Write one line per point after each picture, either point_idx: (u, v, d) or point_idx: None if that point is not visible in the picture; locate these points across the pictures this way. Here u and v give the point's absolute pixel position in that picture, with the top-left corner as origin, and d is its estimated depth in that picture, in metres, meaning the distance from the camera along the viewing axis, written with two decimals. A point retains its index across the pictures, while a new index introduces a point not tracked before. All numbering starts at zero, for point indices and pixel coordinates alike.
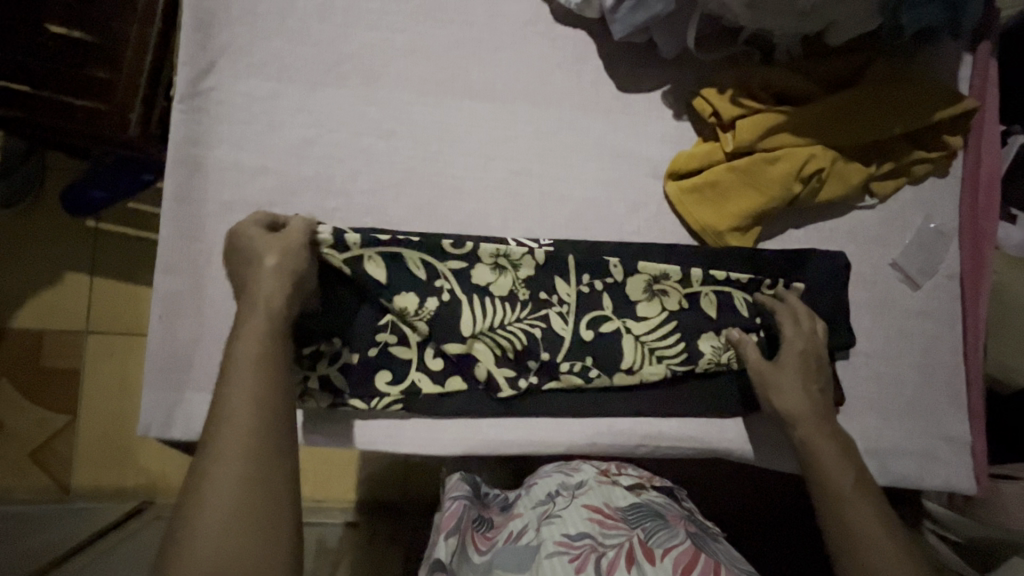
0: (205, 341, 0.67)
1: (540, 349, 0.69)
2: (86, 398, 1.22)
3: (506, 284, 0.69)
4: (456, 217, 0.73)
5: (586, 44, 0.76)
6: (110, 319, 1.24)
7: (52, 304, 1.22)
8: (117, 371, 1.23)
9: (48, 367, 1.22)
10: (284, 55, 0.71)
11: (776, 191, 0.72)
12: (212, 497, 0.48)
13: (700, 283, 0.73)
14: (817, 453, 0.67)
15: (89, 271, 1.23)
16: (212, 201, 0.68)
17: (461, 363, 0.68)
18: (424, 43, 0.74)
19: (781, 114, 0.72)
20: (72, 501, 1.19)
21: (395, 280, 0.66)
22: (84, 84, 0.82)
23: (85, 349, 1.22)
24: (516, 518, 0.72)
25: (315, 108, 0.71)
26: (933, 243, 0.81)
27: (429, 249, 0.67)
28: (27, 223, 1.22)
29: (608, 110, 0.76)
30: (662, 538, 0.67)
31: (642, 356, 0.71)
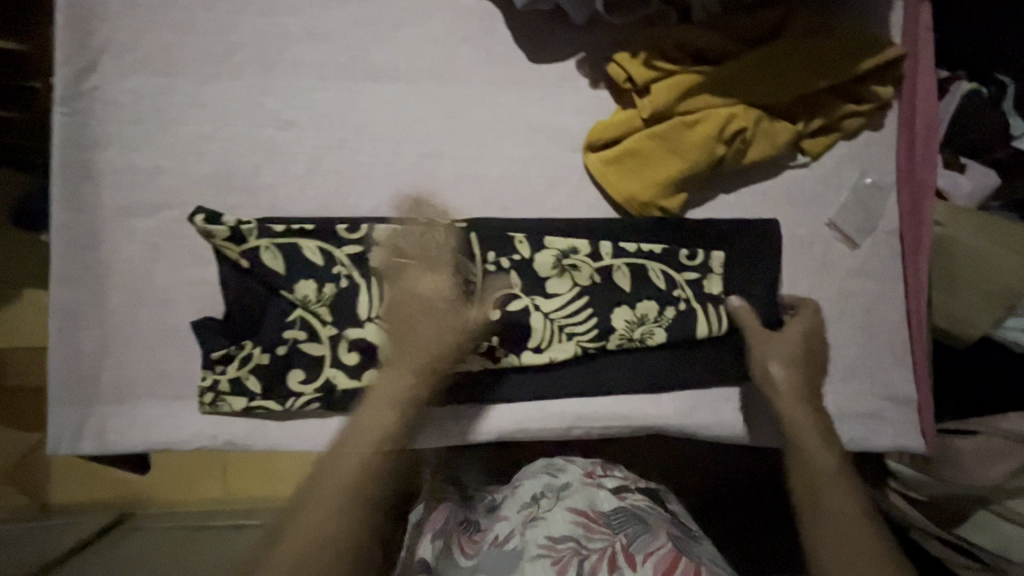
0: (111, 353, 0.65)
1: None
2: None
3: (404, 266, 0.68)
4: (368, 207, 0.70)
5: (495, 14, 0.72)
6: None
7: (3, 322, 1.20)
8: None
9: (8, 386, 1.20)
10: (170, 47, 0.67)
11: (696, 156, 0.69)
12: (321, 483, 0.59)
13: (611, 257, 0.71)
14: (799, 428, 0.69)
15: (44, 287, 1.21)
16: (107, 207, 0.65)
17: (373, 354, 0.67)
18: (322, 25, 0.69)
19: (698, 75, 0.69)
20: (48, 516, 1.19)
21: (294, 269, 0.66)
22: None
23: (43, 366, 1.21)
24: (501, 524, 0.69)
25: (208, 101, 0.67)
26: (869, 199, 0.78)
27: (323, 234, 0.67)
28: None
29: (521, 83, 0.72)
30: (644, 542, 0.64)
31: (551, 333, 0.70)
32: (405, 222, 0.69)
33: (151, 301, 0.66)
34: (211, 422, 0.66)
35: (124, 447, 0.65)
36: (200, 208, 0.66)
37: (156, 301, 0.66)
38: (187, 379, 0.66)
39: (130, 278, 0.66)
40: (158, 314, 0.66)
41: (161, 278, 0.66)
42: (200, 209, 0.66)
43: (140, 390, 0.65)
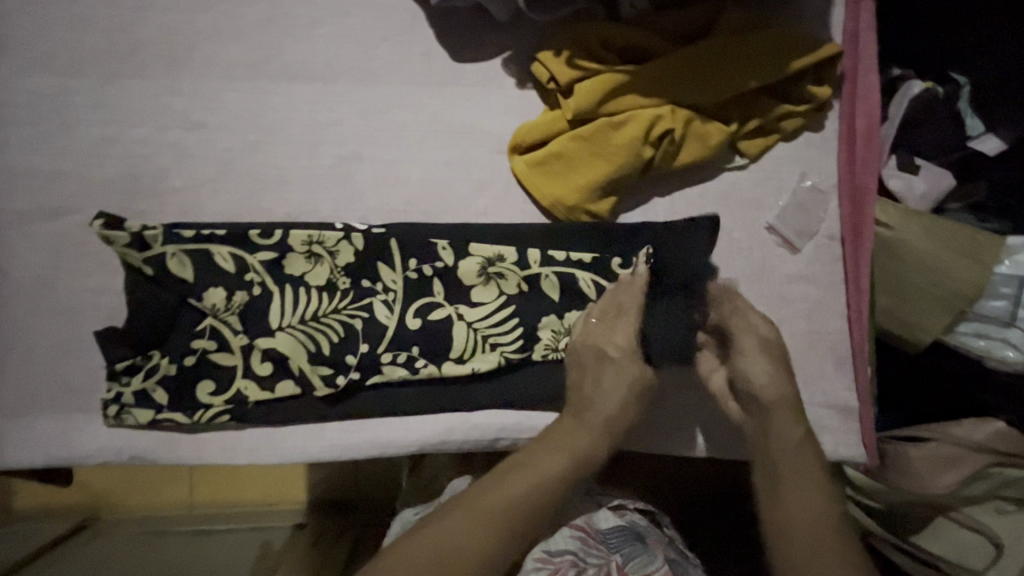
0: (11, 365, 0.63)
1: (357, 341, 0.65)
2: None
3: (320, 274, 0.65)
4: (284, 211, 0.67)
5: (417, 11, 0.69)
6: None
7: None
8: None
9: None
10: (70, 46, 0.64)
11: (622, 158, 0.66)
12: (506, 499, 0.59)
13: (539, 263, 0.68)
14: (770, 427, 0.65)
15: None
16: (7, 214, 0.63)
17: (286, 366, 0.65)
18: (232, 21, 0.66)
19: (624, 74, 0.66)
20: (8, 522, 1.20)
21: (202, 278, 0.64)
22: None
23: None
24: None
25: (112, 102, 0.64)
26: (810, 202, 0.76)
27: (235, 240, 0.64)
28: None
29: (445, 82, 0.69)
30: (640, 564, 0.65)
31: (474, 344, 0.67)
32: (322, 228, 0.66)
33: (52, 311, 0.63)
34: (117, 435, 0.64)
35: (22, 462, 0.62)
36: (101, 212, 0.63)
37: (59, 310, 0.63)
38: (91, 391, 0.64)
39: (30, 286, 0.63)
40: (60, 324, 0.63)
41: (64, 287, 0.64)
42: (102, 213, 0.63)
43: (41, 403, 0.63)
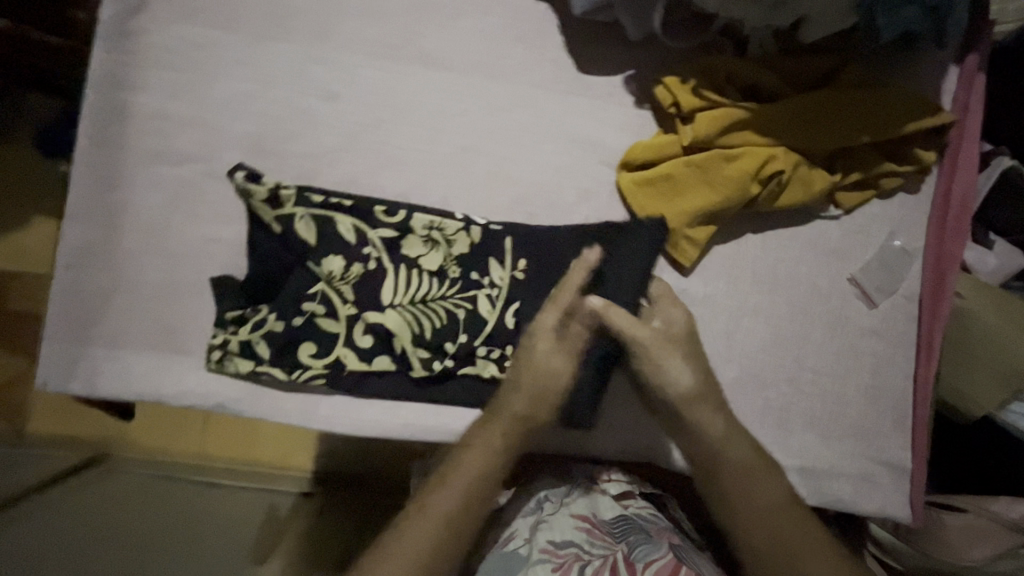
0: (115, 295, 0.64)
1: (458, 331, 0.67)
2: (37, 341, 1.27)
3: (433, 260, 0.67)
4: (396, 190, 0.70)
5: (552, 21, 0.72)
6: None
7: (21, 246, 1.28)
8: None
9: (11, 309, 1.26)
10: (230, 4, 0.68)
11: (730, 191, 0.68)
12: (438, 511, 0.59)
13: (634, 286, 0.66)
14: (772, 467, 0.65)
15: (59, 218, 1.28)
16: (133, 149, 0.65)
17: (388, 342, 0.66)
18: (380, 8, 0.71)
19: (744, 110, 0.68)
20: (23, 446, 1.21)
21: (323, 244, 0.65)
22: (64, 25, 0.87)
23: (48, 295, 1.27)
24: (506, 526, 0.72)
25: (259, 63, 0.68)
26: (896, 261, 0.77)
27: (360, 211, 0.67)
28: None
29: (567, 91, 0.72)
30: (643, 552, 0.67)
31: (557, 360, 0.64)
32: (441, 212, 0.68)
33: (163, 250, 0.65)
34: (207, 377, 0.65)
35: (111, 393, 0.64)
36: (241, 165, 0.66)
37: (172, 248, 0.66)
38: (190, 332, 0.65)
39: (148, 223, 0.65)
40: (171, 262, 0.66)
41: (178, 229, 0.66)
42: (242, 167, 0.66)
43: (137, 337, 0.65)
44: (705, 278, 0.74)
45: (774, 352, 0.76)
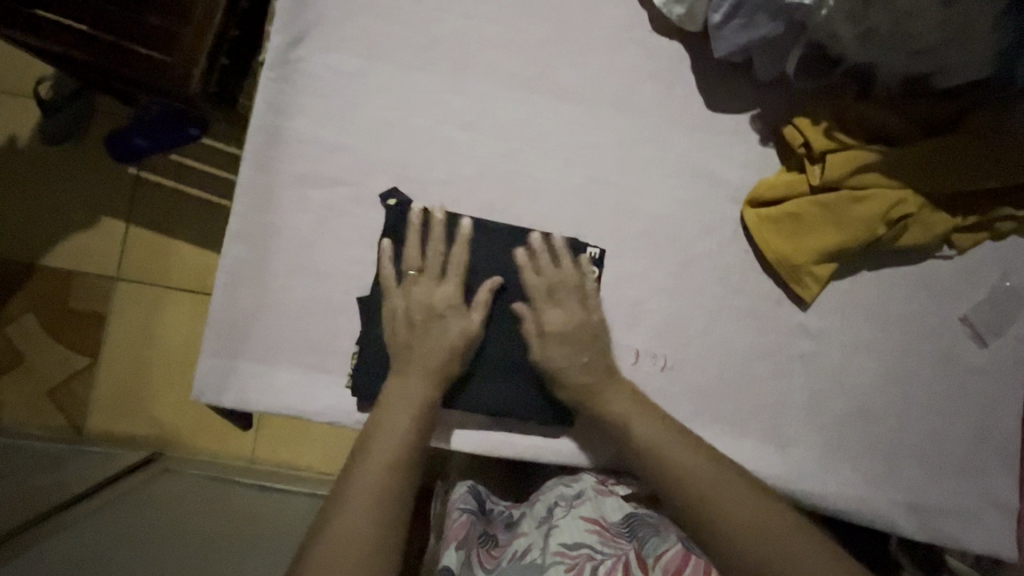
0: (265, 314, 0.67)
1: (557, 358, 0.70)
2: (109, 341, 1.30)
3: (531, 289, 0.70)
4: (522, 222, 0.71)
5: (683, 57, 0.73)
6: (140, 270, 1.31)
7: (88, 248, 1.31)
8: (142, 324, 1.30)
9: (76, 309, 1.30)
10: (375, 33, 0.69)
11: (858, 232, 0.70)
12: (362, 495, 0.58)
13: (737, 314, 0.75)
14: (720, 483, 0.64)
15: (125, 221, 1.31)
16: (287, 173, 0.68)
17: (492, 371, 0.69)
18: (517, 36, 0.71)
19: (874, 154, 0.70)
20: (86, 443, 1.26)
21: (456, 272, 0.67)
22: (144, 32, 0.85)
23: (113, 297, 1.31)
24: (519, 537, 0.69)
25: (401, 90, 0.70)
26: (1007, 303, 0.78)
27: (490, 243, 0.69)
28: (65, 165, 1.31)
29: (695, 127, 0.74)
30: (655, 545, 0.65)
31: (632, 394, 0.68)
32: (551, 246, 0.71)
33: (311, 271, 0.68)
34: (347, 396, 0.68)
35: (258, 407, 0.67)
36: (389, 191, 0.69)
37: (314, 270, 0.68)
38: (332, 352, 0.68)
39: (296, 245, 0.68)
40: (314, 283, 0.68)
41: (321, 251, 0.68)
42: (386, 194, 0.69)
43: (283, 354, 0.67)
44: (820, 313, 0.76)
45: (885, 388, 0.77)
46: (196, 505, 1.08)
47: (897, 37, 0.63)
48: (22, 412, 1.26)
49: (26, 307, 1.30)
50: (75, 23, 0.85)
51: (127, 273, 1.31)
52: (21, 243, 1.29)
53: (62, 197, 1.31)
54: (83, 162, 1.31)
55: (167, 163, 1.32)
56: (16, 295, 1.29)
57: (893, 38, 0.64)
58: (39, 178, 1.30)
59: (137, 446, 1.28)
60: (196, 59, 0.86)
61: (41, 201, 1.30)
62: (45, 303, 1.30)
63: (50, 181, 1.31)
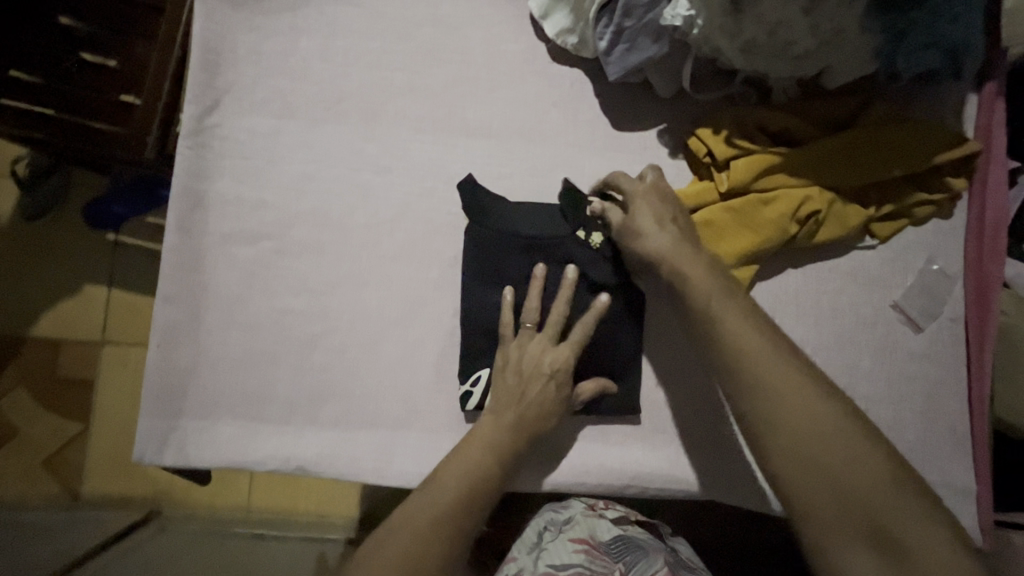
0: (200, 372, 0.69)
1: None
2: (97, 405, 1.33)
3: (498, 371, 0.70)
4: (533, 239, 0.71)
5: (585, 82, 0.76)
6: (124, 332, 1.36)
7: (69, 315, 1.35)
8: (128, 384, 1.34)
9: (61, 375, 1.33)
10: (285, 93, 0.73)
11: (771, 232, 0.71)
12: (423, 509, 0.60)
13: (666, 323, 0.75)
14: (791, 408, 0.57)
15: (105, 285, 1.36)
16: (211, 234, 0.71)
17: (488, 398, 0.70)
18: (423, 81, 0.75)
19: (777, 156, 0.72)
20: (80, 508, 1.27)
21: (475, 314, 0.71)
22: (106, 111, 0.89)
23: (98, 360, 1.34)
24: (507, 565, 0.66)
25: (315, 144, 0.73)
26: (936, 285, 0.79)
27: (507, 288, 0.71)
28: (46, 238, 1.35)
29: (604, 148, 0.76)
30: (644, 566, 0.64)
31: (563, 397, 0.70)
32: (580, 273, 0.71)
33: (241, 324, 0.70)
34: (287, 444, 0.69)
35: (201, 463, 0.68)
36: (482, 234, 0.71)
37: (246, 323, 0.70)
38: (270, 402, 0.70)
39: (225, 302, 0.70)
40: (246, 337, 0.70)
41: (253, 305, 0.71)
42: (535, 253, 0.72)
43: (221, 409, 0.69)
44: None
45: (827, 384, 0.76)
46: (195, 560, 1.07)
47: (774, 45, 0.66)
48: (16, 484, 1.28)
49: (13, 380, 1.32)
50: (39, 108, 0.90)
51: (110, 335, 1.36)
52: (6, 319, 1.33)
53: (43, 270, 1.35)
54: (61, 233, 1.36)
55: (139, 224, 1.37)
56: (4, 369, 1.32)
57: (772, 47, 0.66)
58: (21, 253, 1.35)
59: (129, 506, 1.29)
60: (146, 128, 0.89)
61: (24, 275, 1.34)
62: (33, 374, 1.33)
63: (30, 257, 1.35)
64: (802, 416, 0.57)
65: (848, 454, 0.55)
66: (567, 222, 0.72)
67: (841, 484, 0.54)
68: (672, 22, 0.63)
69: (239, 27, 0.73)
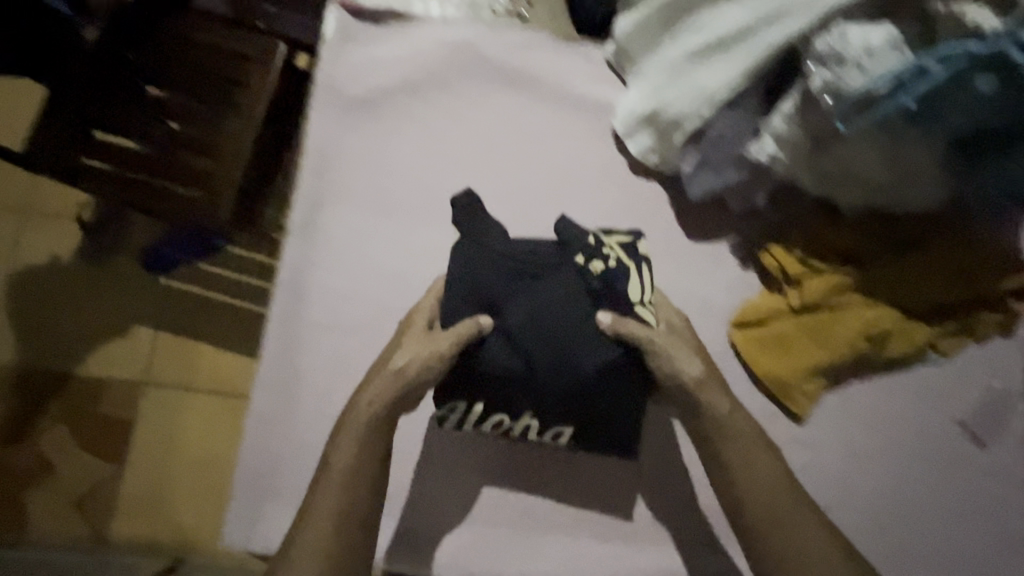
0: (288, 459, 0.72)
1: (528, 422, 0.69)
2: (136, 445, 1.18)
3: (479, 404, 0.68)
4: (531, 268, 0.69)
5: (662, 195, 0.81)
6: (169, 369, 1.23)
7: (116, 351, 1.22)
8: (167, 428, 1.20)
9: (104, 415, 1.19)
10: (384, 195, 0.78)
11: (840, 348, 0.75)
12: (316, 523, 0.62)
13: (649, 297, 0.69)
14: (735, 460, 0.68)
15: (155, 323, 1.23)
16: (307, 324, 0.75)
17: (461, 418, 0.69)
18: (510, 187, 0.80)
19: (847, 275, 0.75)
20: (105, 554, 1.12)
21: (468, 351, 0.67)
22: (175, 172, 0.97)
23: (141, 400, 1.20)
24: None
25: (409, 243, 0.78)
26: (999, 403, 0.80)
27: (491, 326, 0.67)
28: (98, 279, 1.24)
29: (678, 257, 0.81)
30: None
31: (531, 428, 0.70)
32: (586, 321, 0.67)
33: (329, 414, 0.73)
34: None
35: None
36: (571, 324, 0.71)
37: (334, 409, 0.73)
38: None
39: (315, 391, 0.73)
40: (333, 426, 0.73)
41: (342, 392, 0.74)
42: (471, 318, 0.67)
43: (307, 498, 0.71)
44: (814, 424, 0.78)
45: (891, 495, 0.78)
46: None
47: (852, 178, 0.69)
48: (42, 524, 1.14)
49: (56, 418, 1.19)
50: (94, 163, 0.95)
51: (152, 372, 1.22)
52: (52, 358, 1.20)
53: (87, 307, 1.22)
54: (116, 279, 1.24)
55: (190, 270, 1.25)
56: (41, 413, 1.19)
57: (845, 180, 0.70)
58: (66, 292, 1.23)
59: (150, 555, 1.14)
60: (225, 188, 0.96)
61: (74, 314, 1.22)
62: (75, 421, 1.19)
63: (84, 296, 1.23)
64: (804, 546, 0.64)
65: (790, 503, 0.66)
66: (564, 247, 0.69)
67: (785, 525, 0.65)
68: (756, 156, 0.68)
69: (348, 135, 0.79)
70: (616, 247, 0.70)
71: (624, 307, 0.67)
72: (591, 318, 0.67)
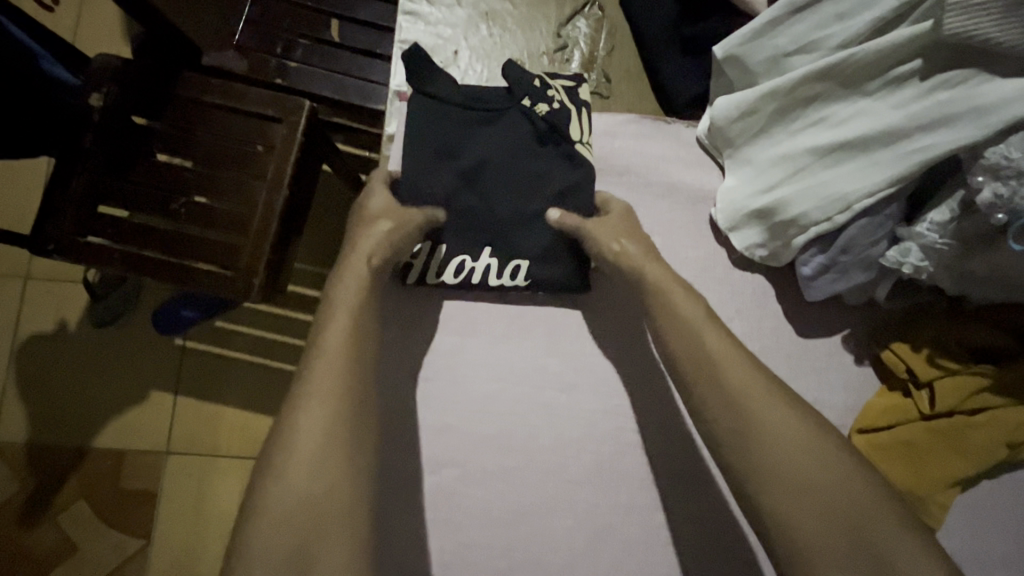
0: None
1: (494, 264, 0.70)
2: (162, 519, 1.03)
3: (444, 246, 0.69)
4: (473, 108, 0.70)
5: (767, 289, 0.74)
6: (187, 436, 1.05)
7: (136, 422, 1.05)
8: (194, 496, 1.04)
9: (124, 490, 1.03)
10: (470, 311, 0.72)
11: (979, 459, 0.68)
12: (275, 491, 0.49)
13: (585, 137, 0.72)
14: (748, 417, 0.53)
15: (172, 388, 1.06)
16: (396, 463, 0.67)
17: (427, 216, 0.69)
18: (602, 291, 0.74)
19: (984, 377, 0.67)
20: None
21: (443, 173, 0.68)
22: (191, 247, 0.76)
23: (163, 472, 1.04)
24: None
25: (499, 362, 0.71)
26: None
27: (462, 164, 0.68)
28: (105, 352, 1.07)
29: (789, 355, 0.74)
30: None
31: (496, 271, 0.70)
32: (524, 151, 0.70)
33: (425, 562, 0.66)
34: None
35: None
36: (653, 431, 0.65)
37: (430, 556, 0.66)
38: None
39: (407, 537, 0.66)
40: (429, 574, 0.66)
41: (433, 536, 0.67)
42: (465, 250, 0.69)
43: None
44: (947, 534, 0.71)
45: None
46: None
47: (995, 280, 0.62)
48: None
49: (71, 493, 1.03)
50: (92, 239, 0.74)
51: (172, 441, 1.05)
52: (64, 432, 1.04)
53: (95, 380, 1.06)
54: (130, 349, 1.07)
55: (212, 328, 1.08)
56: (58, 491, 1.02)
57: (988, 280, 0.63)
58: (70, 368, 1.06)
59: None
60: (257, 266, 0.75)
61: (79, 391, 1.05)
62: (98, 493, 1.03)
63: (89, 369, 1.06)
64: (790, 449, 0.51)
65: (824, 477, 0.51)
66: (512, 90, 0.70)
67: (823, 503, 0.50)
68: (895, 265, 0.61)
69: None
70: (561, 90, 0.72)
71: (561, 149, 0.71)
72: (548, 166, 0.70)
